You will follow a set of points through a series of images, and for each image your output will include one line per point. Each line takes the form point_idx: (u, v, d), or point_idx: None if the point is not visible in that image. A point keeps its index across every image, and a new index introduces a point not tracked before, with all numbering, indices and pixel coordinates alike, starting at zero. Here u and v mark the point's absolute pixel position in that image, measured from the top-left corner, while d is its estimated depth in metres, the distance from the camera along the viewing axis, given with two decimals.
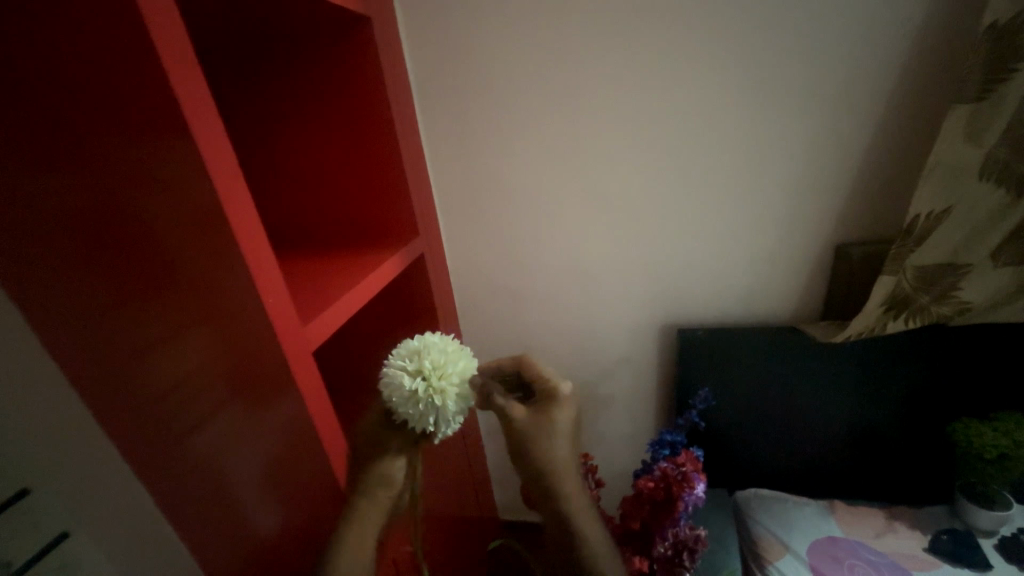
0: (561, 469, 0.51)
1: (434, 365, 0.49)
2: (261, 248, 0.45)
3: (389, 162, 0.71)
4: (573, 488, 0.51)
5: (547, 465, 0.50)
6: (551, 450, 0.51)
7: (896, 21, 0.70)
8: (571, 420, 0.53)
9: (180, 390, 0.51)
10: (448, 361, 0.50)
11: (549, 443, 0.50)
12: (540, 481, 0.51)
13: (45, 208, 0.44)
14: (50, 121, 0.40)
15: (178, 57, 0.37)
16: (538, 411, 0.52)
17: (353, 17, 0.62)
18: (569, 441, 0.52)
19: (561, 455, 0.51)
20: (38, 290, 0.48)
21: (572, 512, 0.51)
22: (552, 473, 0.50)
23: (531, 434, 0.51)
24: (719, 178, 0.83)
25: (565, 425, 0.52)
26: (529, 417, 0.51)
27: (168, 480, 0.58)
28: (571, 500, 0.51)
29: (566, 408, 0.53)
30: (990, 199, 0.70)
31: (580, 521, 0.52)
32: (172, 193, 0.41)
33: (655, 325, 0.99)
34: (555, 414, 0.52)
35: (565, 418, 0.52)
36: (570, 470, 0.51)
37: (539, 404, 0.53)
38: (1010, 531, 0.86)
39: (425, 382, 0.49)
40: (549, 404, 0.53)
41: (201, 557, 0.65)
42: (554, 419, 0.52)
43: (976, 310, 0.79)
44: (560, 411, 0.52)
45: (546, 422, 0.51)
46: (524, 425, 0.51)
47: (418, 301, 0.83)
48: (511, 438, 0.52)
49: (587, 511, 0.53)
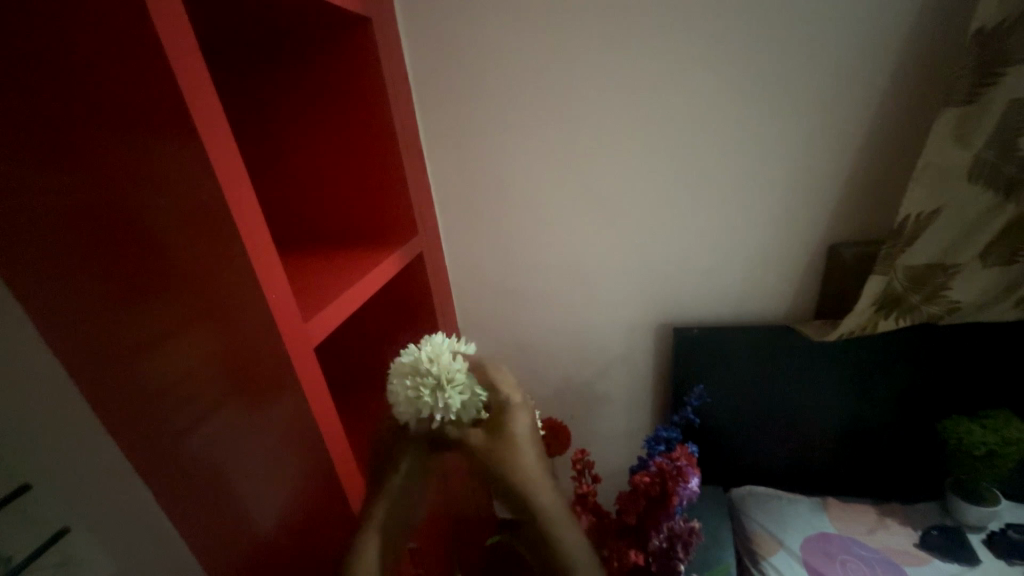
0: (533, 479, 0.50)
1: (421, 363, 0.56)
2: (263, 245, 0.45)
3: (388, 161, 0.72)
4: (548, 497, 0.49)
5: (519, 483, 0.49)
6: (515, 461, 0.50)
7: (887, 26, 0.71)
8: (525, 426, 0.55)
9: (181, 387, 0.52)
10: (436, 361, 0.56)
11: (513, 453, 0.51)
12: (513, 499, 0.49)
13: (48, 205, 0.44)
14: (58, 120, 0.41)
15: (183, 55, 0.37)
16: (493, 426, 0.54)
17: (354, 17, 0.63)
18: (529, 447, 0.53)
19: (527, 462, 0.51)
20: (41, 287, 0.49)
21: (556, 527, 0.48)
22: (525, 490, 0.49)
23: (490, 452, 0.52)
24: (716, 179, 0.84)
25: (521, 431, 0.54)
26: (485, 436, 0.53)
27: (167, 477, 0.59)
28: (553, 514, 0.49)
29: (520, 416, 0.56)
30: (978, 201, 0.71)
31: (567, 538, 0.48)
32: (176, 190, 0.42)
33: (651, 324, 1.00)
34: (509, 423, 0.54)
35: (519, 424, 0.54)
36: (540, 478, 0.50)
37: (493, 419, 0.55)
38: (998, 526, 0.87)
39: (411, 376, 0.56)
40: (502, 415, 0.55)
41: (200, 555, 0.65)
42: (511, 428, 0.54)
43: (965, 309, 0.81)
44: (514, 419, 0.55)
45: (501, 434, 0.53)
46: (483, 445, 0.52)
47: (418, 299, 0.84)
48: (474, 468, 0.52)
49: (568, 522, 0.49)
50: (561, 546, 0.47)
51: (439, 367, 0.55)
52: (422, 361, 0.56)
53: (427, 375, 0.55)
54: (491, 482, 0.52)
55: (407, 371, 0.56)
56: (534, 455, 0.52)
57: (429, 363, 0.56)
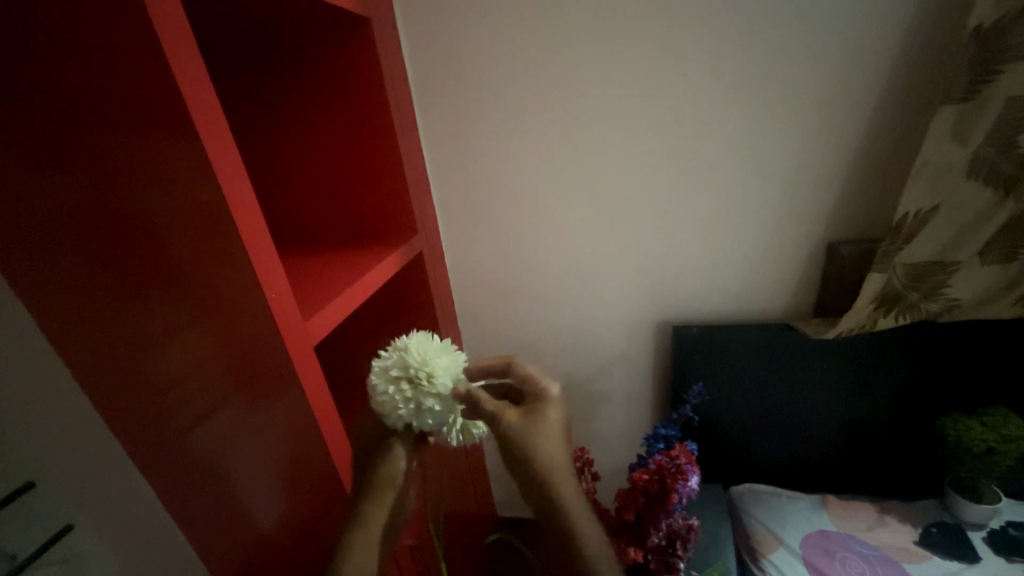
0: (557, 469, 0.51)
1: (409, 363, 0.50)
2: (264, 243, 0.46)
3: (387, 160, 0.72)
4: (570, 489, 0.50)
5: (540, 469, 0.50)
6: (540, 449, 0.51)
7: (886, 23, 0.71)
8: (561, 418, 0.55)
9: (182, 385, 0.52)
10: (423, 360, 0.51)
11: (542, 439, 0.51)
12: (531, 482, 0.50)
13: (50, 204, 0.45)
14: (59, 118, 0.41)
15: (184, 54, 0.38)
16: (530, 409, 0.54)
17: (354, 17, 0.63)
18: (561, 438, 0.53)
19: (555, 450, 0.51)
20: (44, 286, 0.49)
21: (568, 514, 0.50)
22: (544, 477, 0.50)
23: (522, 432, 0.51)
24: (715, 178, 0.85)
25: (556, 422, 0.54)
26: (522, 416, 0.53)
27: (170, 474, 0.59)
28: (568, 502, 0.50)
29: (558, 408, 0.55)
30: (977, 198, 0.71)
31: (576, 525, 0.50)
32: (176, 189, 0.42)
33: (651, 323, 1.00)
34: (547, 412, 0.54)
35: (556, 415, 0.54)
36: (562, 467, 0.51)
37: (530, 404, 0.55)
38: (998, 524, 0.88)
39: (399, 380, 0.50)
40: (540, 403, 0.55)
41: (202, 551, 0.66)
42: (546, 415, 0.54)
43: (963, 307, 0.81)
44: (552, 409, 0.54)
45: (538, 419, 0.53)
46: (516, 424, 0.52)
47: (418, 298, 0.85)
48: (501, 443, 0.52)
49: (583, 515, 0.51)
50: (570, 528, 0.49)
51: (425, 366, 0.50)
52: (410, 362, 0.50)
53: (416, 378, 0.50)
54: (509, 462, 0.51)
55: (394, 374, 0.50)
56: (560, 447, 0.52)
57: (418, 364, 0.50)
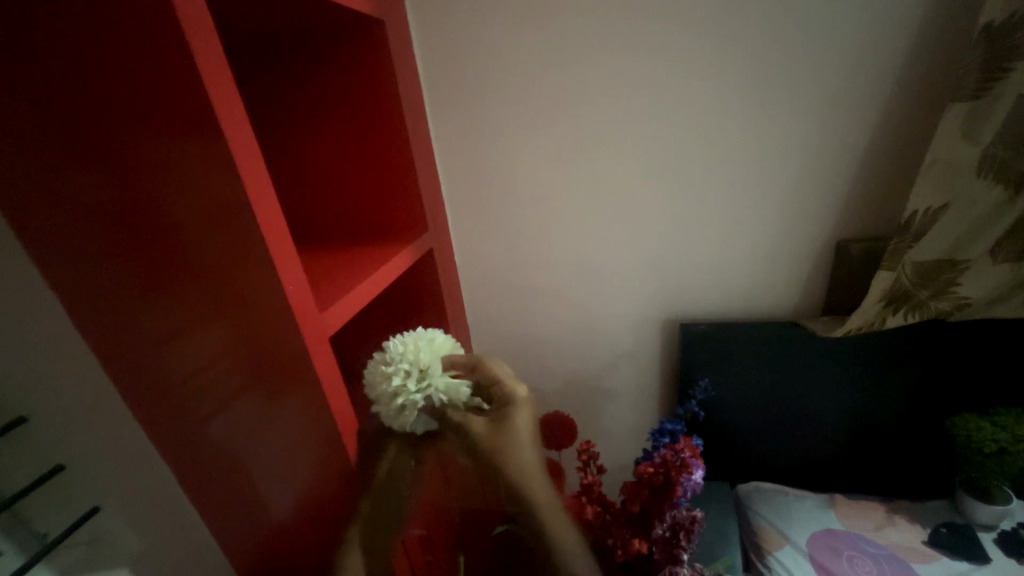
0: (528, 477, 0.53)
1: (388, 351, 0.56)
2: (284, 240, 0.47)
3: (399, 159, 0.74)
4: (544, 495, 0.53)
5: (511, 479, 0.53)
6: (511, 457, 0.53)
7: (896, 20, 0.71)
8: (528, 422, 0.56)
9: (201, 376, 0.55)
10: (399, 348, 0.56)
11: (511, 448, 0.54)
12: (507, 489, 0.53)
13: (81, 202, 0.47)
14: (92, 119, 0.43)
15: (210, 57, 0.40)
16: (497, 417, 0.56)
17: (370, 20, 0.65)
18: (530, 443, 0.55)
19: (524, 462, 0.54)
20: (73, 277, 0.52)
21: (544, 522, 0.53)
22: (517, 487, 0.53)
23: (490, 441, 0.54)
24: (723, 176, 0.85)
25: (524, 426, 0.56)
26: (488, 425, 0.55)
27: (191, 460, 0.62)
28: (543, 510, 0.53)
29: (523, 410, 0.57)
30: (988, 197, 0.71)
31: (556, 530, 0.53)
32: (202, 189, 0.44)
33: (659, 320, 1.00)
34: (513, 418, 0.56)
35: (523, 420, 0.56)
36: (533, 476, 0.53)
37: (496, 411, 0.57)
38: (1009, 525, 0.87)
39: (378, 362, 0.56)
40: (506, 409, 0.57)
41: (220, 533, 0.69)
42: (513, 422, 0.55)
43: (974, 306, 0.80)
44: (517, 414, 0.56)
45: (505, 428, 0.55)
46: (484, 435, 0.54)
47: (428, 293, 0.87)
48: (474, 453, 0.55)
49: (561, 516, 0.54)
50: (551, 534, 0.53)
51: (397, 352, 0.55)
52: (390, 348, 0.56)
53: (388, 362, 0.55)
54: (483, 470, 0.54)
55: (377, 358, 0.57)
56: (530, 454, 0.54)
57: (393, 350, 0.55)
